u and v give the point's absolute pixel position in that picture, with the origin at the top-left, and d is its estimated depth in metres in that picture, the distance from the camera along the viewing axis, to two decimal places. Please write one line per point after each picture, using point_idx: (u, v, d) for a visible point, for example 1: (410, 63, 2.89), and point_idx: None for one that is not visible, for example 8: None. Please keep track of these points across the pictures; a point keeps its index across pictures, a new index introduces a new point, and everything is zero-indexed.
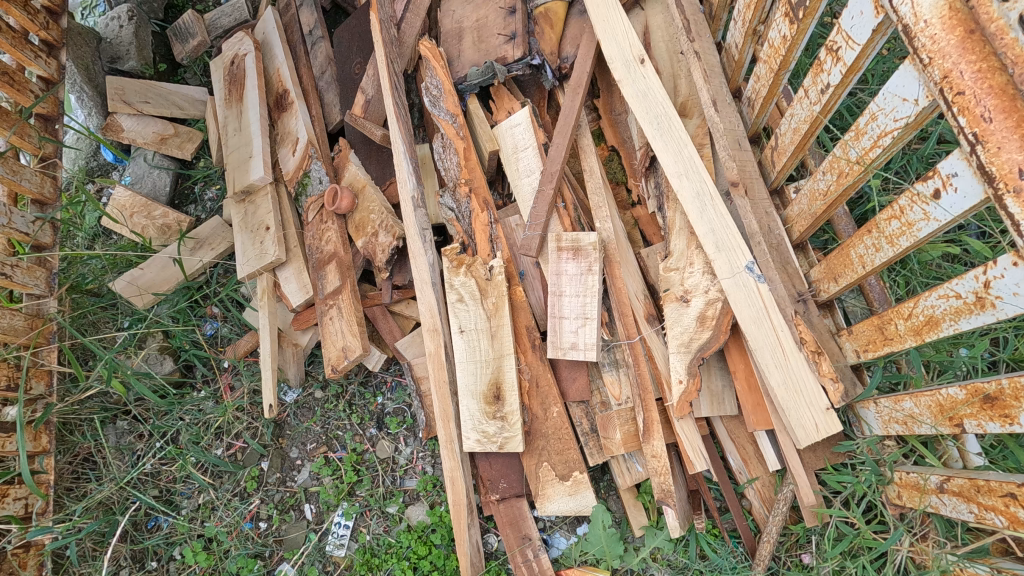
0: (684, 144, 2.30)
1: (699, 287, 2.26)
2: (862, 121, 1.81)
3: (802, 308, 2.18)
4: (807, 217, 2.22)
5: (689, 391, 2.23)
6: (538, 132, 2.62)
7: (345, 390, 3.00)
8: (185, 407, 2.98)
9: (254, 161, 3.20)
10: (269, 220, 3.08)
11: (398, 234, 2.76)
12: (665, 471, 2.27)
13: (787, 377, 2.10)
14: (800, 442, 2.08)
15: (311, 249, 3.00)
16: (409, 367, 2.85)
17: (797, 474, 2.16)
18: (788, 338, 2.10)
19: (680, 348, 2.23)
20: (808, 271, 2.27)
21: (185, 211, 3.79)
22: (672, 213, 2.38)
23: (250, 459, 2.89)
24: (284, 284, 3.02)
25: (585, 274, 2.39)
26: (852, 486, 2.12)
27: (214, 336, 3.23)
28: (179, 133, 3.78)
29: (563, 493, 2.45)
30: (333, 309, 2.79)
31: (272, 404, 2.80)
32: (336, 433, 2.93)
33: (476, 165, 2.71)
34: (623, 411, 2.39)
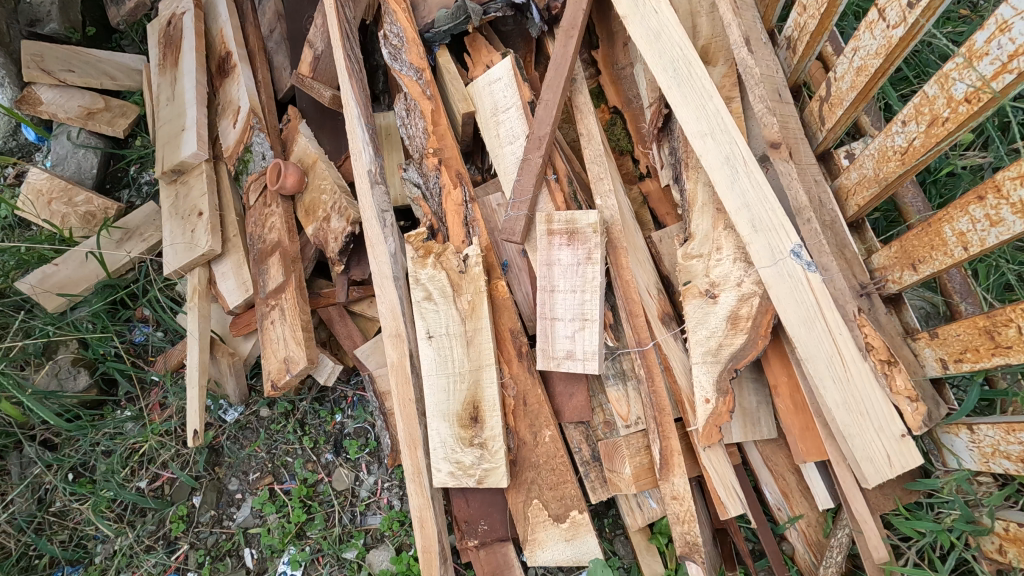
0: (708, 96, 1.79)
1: (730, 278, 1.77)
2: (978, 39, 1.28)
3: (866, 306, 1.69)
4: (875, 183, 1.64)
5: (719, 414, 1.73)
6: (523, 87, 2.10)
7: (295, 407, 2.50)
8: (101, 431, 2.48)
9: (187, 134, 2.67)
10: (203, 204, 2.56)
11: (352, 218, 2.25)
12: (690, 517, 1.77)
13: (849, 395, 1.61)
14: (868, 480, 1.60)
15: (252, 238, 2.49)
16: (372, 380, 2.35)
17: (862, 519, 1.68)
18: (849, 344, 1.61)
19: (707, 358, 1.74)
20: (868, 257, 1.77)
21: (118, 197, 3.25)
22: (692, 186, 1.88)
23: (179, 494, 2.39)
24: (220, 281, 2.50)
25: (582, 264, 1.89)
26: (934, 534, 1.63)
27: (144, 345, 2.73)
28: (111, 107, 3.25)
29: (559, 539, 1.94)
30: (275, 311, 2.28)
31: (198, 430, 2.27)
32: (284, 459, 2.43)
33: (446, 131, 2.19)
34: (634, 438, 1.92)
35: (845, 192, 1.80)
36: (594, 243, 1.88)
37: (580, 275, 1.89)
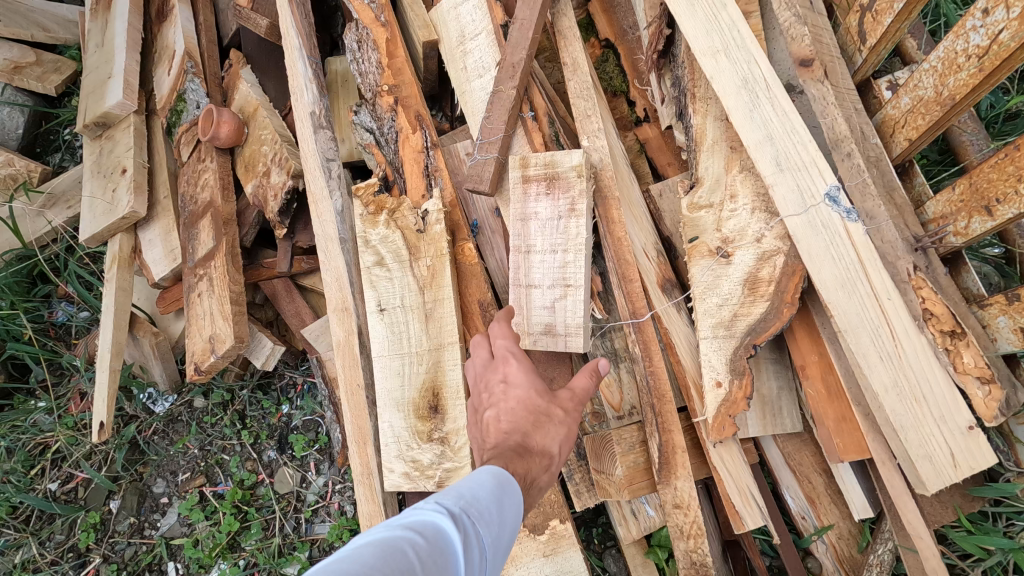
0: (722, 4, 1.44)
1: (747, 231, 1.40)
2: None
3: (922, 264, 1.33)
4: (940, 104, 1.28)
5: (733, 402, 1.37)
6: (496, 8, 1.74)
7: (234, 396, 2.15)
8: (7, 423, 2.12)
9: (113, 82, 2.31)
10: (127, 160, 2.19)
11: (294, 171, 1.89)
12: (696, 529, 1.42)
13: (901, 376, 1.25)
14: (926, 485, 1.24)
15: (183, 198, 2.13)
16: (321, 364, 2.00)
17: (914, 535, 1.33)
18: (901, 312, 1.26)
19: (718, 331, 1.39)
20: (920, 206, 1.42)
21: (49, 161, 2.90)
22: (699, 120, 1.52)
23: (95, 498, 2.04)
24: (146, 249, 2.14)
25: (564, 216, 1.53)
26: (1006, 553, 1.31)
27: (66, 326, 2.37)
28: (43, 62, 2.88)
29: (536, 554, 1.59)
30: (203, 281, 1.92)
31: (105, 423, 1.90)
32: (219, 458, 2.07)
33: (404, 65, 1.83)
34: (626, 430, 1.54)
35: (891, 125, 1.44)
36: (578, 191, 1.52)
37: (559, 230, 1.53)
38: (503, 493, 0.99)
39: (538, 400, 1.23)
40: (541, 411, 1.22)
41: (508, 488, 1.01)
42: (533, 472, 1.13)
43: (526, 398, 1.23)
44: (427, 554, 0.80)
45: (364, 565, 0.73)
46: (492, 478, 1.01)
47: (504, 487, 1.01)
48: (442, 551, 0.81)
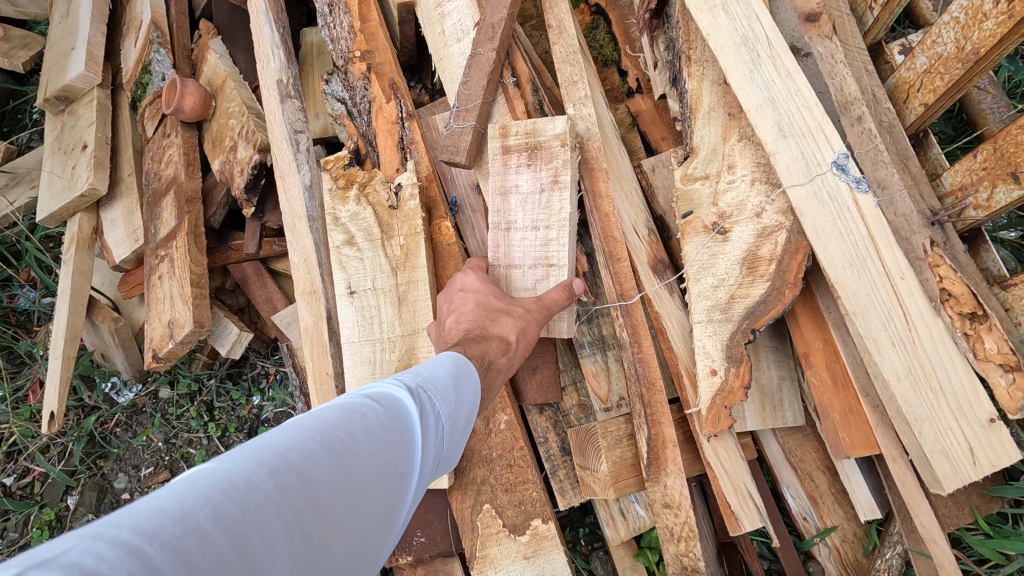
0: None
1: (746, 205, 1.28)
2: None
3: (940, 240, 1.20)
4: (961, 60, 1.16)
5: (730, 393, 1.24)
6: None
7: (201, 387, 2.03)
8: None
9: (76, 54, 2.18)
10: (88, 135, 2.06)
11: (261, 144, 1.77)
12: (689, 531, 1.30)
13: (917, 363, 1.13)
14: (944, 486, 1.10)
15: (147, 176, 2.00)
16: (292, 353, 1.88)
17: (930, 540, 1.20)
18: (915, 292, 1.14)
19: (713, 314, 1.26)
20: (937, 177, 1.30)
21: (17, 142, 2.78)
22: (695, 84, 1.39)
23: (52, 494, 1.92)
24: (108, 231, 2.02)
25: (547, 189, 1.40)
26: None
27: (27, 312, 2.26)
28: (12, 39, 2.75)
29: (516, 556, 1.47)
30: (164, 263, 1.80)
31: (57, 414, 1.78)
32: (184, 451, 1.96)
33: (378, 29, 1.70)
34: (613, 422, 1.43)
35: (905, 89, 1.31)
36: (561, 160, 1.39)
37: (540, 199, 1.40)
38: (462, 371, 0.99)
39: (496, 301, 1.27)
40: (497, 308, 1.26)
41: (467, 368, 1.01)
42: (490, 355, 1.14)
43: (483, 300, 1.28)
44: (387, 420, 0.78)
45: (328, 425, 0.71)
46: (452, 360, 1.01)
47: (463, 367, 1.00)
48: (401, 415, 0.80)
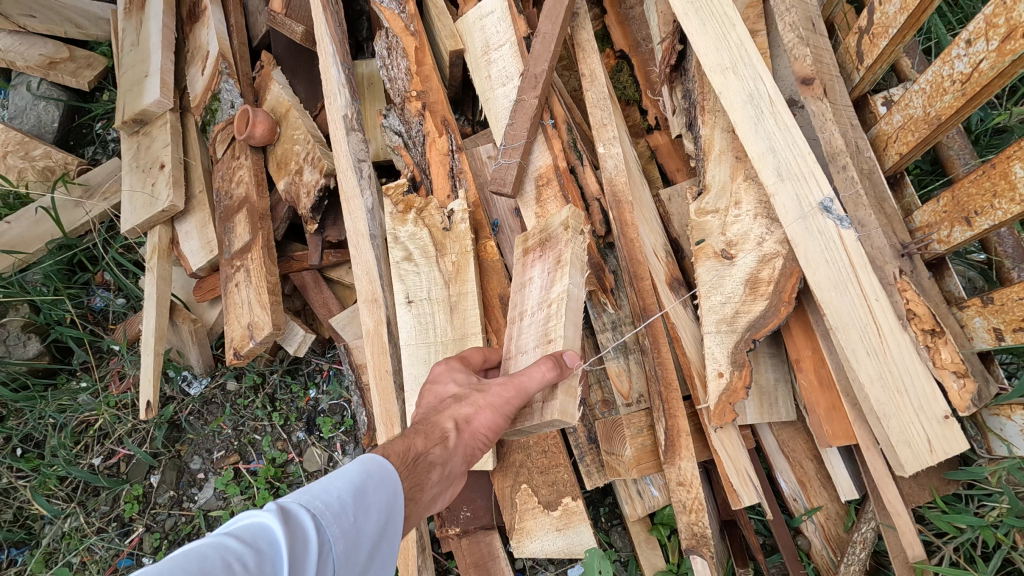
0: (730, 23, 1.55)
1: (750, 235, 1.53)
2: None
3: (908, 268, 1.46)
4: (927, 122, 1.40)
5: (734, 390, 1.50)
6: (518, 21, 1.86)
7: (265, 380, 2.29)
8: (52, 402, 2.26)
9: (150, 81, 2.43)
10: (165, 155, 2.32)
11: (327, 170, 2.02)
12: (698, 506, 1.56)
13: (886, 370, 1.38)
14: (905, 468, 1.37)
15: (218, 194, 2.26)
16: (347, 352, 2.14)
17: (894, 513, 1.48)
18: (887, 312, 1.39)
19: (721, 327, 1.51)
20: (908, 214, 1.55)
21: (82, 154, 3.00)
22: (708, 130, 1.65)
23: (136, 473, 2.19)
24: (183, 241, 2.28)
25: (555, 271, 1.46)
26: (976, 531, 1.43)
27: (104, 312, 2.51)
28: (76, 58, 3.00)
29: (549, 528, 1.74)
30: (240, 272, 2.06)
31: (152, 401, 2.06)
32: (251, 438, 2.22)
33: (432, 72, 1.94)
34: (636, 416, 1.68)
35: (884, 139, 1.56)
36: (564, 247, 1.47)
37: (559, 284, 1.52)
38: (373, 480, 1.02)
39: (451, 394, 1.28)
40: (449, 398, 1.27)
41: (385, 476, 1.04)
42: (417, 448, 1.14)
43: (436, 400, 1.29)
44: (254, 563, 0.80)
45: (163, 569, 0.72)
46: (368, 467, 1.03)
47: (375, 475, 1.03)
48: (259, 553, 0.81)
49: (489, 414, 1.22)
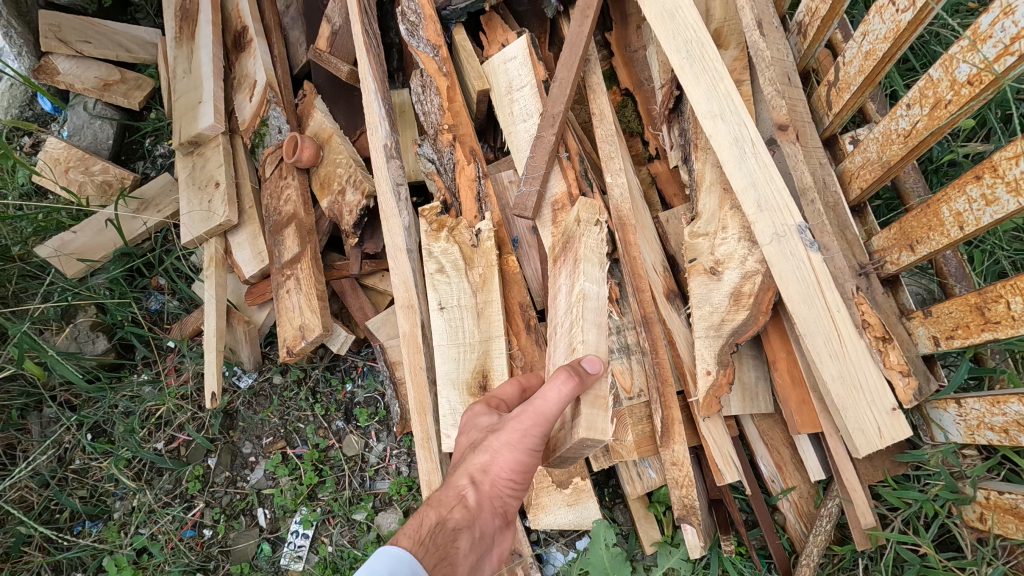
0: (719, 76, 1.83)
1: (734, 256, 1.82)
2: (985, 21, 1.26)
3: (863, 286, 1.76)
4: (878, 166, 1.70)
5: (719, 386, 1.79)
6: (537, 66, 2.14)
7: (307, 375, 2.58)
8: (119, 393, 2.56)
9: (204, 107, 2.71)
10: (219, 175, 2.61)
11: (368, 192, 2.31)
12: (688, 482, 1.85)
13: (845, 369, 1.66)
14: (858, 451, 1.66)
15: (268, 210, 2.54)
16: (382, 350, 2.43)
17: (850, 489, 1.77)
18: (847, 321, 1.67)
19: (709, 332, 1.80)
20: (868, 239, 1.84)
21: (133, 168, 3.30)
22: (700, 165, 1.93)
23: (195, 456, 2.48)
24: (236, 251, 2.56)
25: (575, 274, 1.69)
26: (919, 504, 1.71)
27: (160, 313, 2.80)
28: (127, 79, 3.27)
29: (561, 504, 2.03)
30: (290, 280, 2.36)
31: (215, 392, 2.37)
32: (296, 426, 2.51)
33: (461, 108, 2.23)
34: (637, 407, 1.95)
35: (849, 175, 1.85)
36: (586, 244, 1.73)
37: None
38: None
39: (471, 449, 1.57)
40: (469, 452, 1.57)
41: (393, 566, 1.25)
42: (444, 507, 1.44)
43: (461, 456, 1.58)
44: None
45: None
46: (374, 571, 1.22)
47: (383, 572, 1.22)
48: None
49: (504, 456, 1.48)
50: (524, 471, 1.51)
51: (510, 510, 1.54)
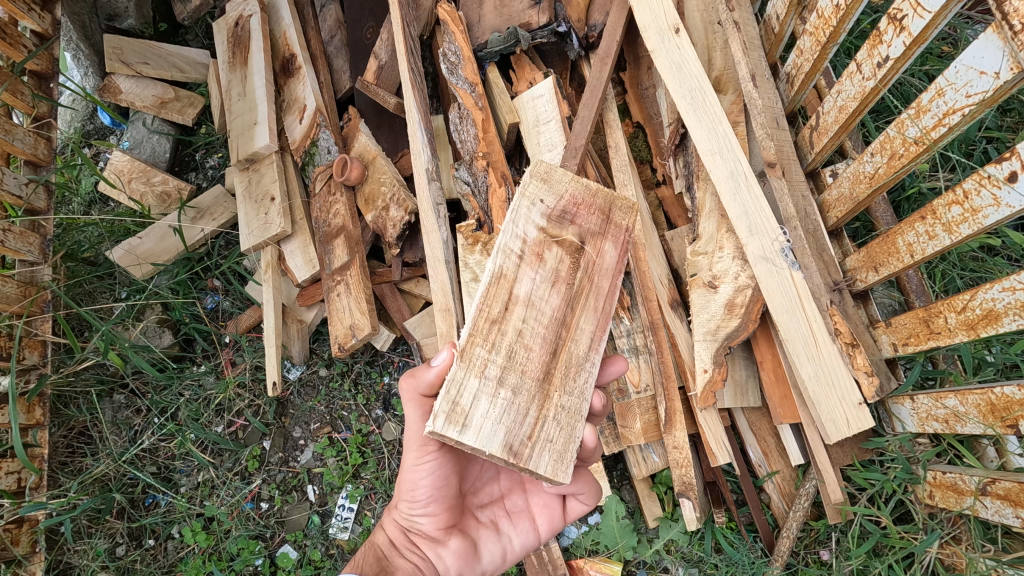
0: (718, 121, 2.15)
1: (729, 272, 2.14)
2: (925, 97, 1.60)
3: (837, 299, 2.10)
4: (849, 200, 2.05)
5: (714, 381, 2.12)
6: (562, 104, 2.48)
7: (350, 369, 2.89)
8: (184, 381, 2.88)
9: (259, 128, 2.96)
10: (274, 190, 2.93)
11: (411, 209, 2.62)
12: (687, 463, 2.18)
13: (820, 370, 1.99)
14: (829, 437, 1.98)
15: (317, 221, 2.84)
16: (419, 348, 2.75)
17: (823, 470, 2.09)
18: (822, 329, 2.00)
19: (706, 336, 2.12)
20: (843, 260, 2.17)
21: (186, 178, 3.64)
22: (701, 194, 2.26)
23: (252, 438, 2.82)
24: (289, 258, 2.88)
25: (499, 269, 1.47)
26: (881, 483, 2.05)
27: (215, 310, 3.11)
28: (180, 97, 3.52)
29: None
30: (341, 285, 2.71)
31: (276, 381, 2.74)
32: (341, 413, 2.84)
33: (494, 138, 2.53)
34: (644, 399, 2.26)
35: (827, 205, 2.19)
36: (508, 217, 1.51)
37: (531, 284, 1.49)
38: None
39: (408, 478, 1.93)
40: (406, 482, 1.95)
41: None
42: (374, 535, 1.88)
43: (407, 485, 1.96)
44: None
45: None
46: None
47: None
48: None
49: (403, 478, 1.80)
50: (419, 489, 1.76)
51: (432, 526, 1.82)
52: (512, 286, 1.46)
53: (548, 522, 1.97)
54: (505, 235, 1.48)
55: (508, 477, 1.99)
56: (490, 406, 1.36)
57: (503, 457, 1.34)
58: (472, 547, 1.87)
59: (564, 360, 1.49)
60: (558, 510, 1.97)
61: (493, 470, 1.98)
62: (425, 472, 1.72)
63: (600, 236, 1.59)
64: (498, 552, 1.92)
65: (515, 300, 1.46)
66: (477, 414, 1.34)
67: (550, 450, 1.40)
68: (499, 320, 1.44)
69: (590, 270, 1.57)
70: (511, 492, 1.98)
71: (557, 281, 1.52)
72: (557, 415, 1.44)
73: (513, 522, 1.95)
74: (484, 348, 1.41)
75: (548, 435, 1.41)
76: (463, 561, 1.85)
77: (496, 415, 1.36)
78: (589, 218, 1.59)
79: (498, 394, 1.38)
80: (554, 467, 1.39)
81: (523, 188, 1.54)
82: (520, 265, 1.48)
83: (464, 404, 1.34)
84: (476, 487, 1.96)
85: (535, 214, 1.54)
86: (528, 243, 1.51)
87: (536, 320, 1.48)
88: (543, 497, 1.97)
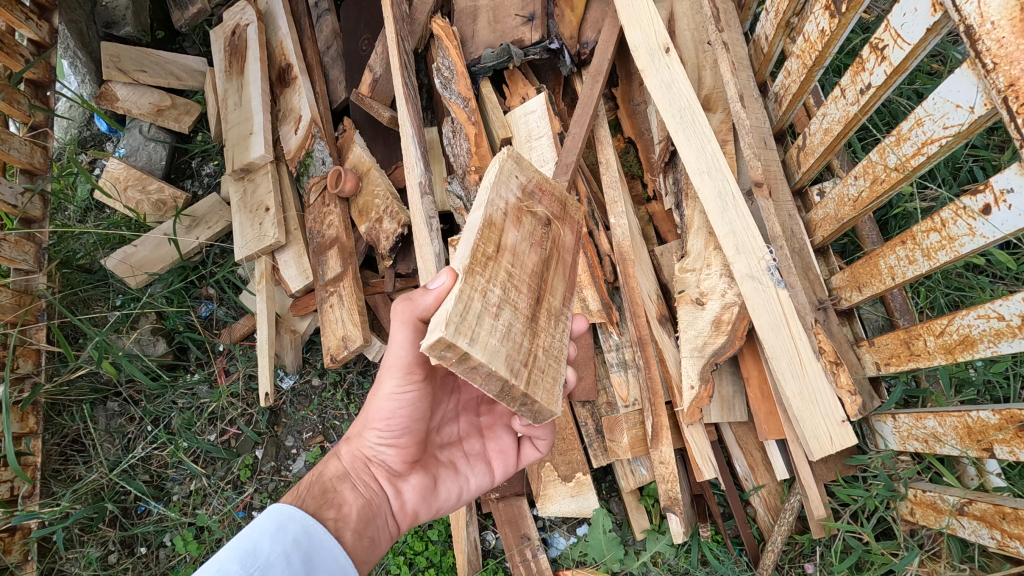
0: (707, 140, 2.18)
1: (716, 289, 2.16)
2: (904, 126, 1.64)
3: (822, 317, 2.13)
4: (833, 222, 2.09)
5: (700, 398, 2.14)
6: (554, 120, 2.50)
7: (343, 378, 2.92)
8: (178, 390, 2.92)
9: (255, 138, 2.97)
10: (269, 200, 2.94)
11: (403, 221, 2.63)
12: (673, 478, 2.20)
13: (803, 387, 2.01)
14: (813, 454, 2.00)
15: (311, 232, 2.86)
16: None
17: (807, 485, 2.12)
18: (806, 347, 2.02)
19: (693, 353, 2.14)
20: (829, 278, 2.21)
21: (182, 185, 3.63)
22: (690, 212, 2.28)
23: (244, 447, 2.85)
24: (283, 268, 2.91)
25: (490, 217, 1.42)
26: (863, 499, 2.08)
27: (210, 319, 3.14)
28: (177, 104, 3.54)
29: (566, 494, 2.36)
30: (334, 296, 2.74)
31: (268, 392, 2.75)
32: (333, 423, 2.85)
33: (487, 153, 2.55)
34: (631, 413, 2.29)
35: (814, 224, 2.22)
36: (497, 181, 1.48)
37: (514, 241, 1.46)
38: (269, 533, 1.50)
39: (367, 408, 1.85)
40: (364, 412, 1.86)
41: (281, 522, 1.54)
42: (326, 465, 1.79)
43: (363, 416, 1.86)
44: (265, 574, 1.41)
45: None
46: (260, 528, 1.51)
47: (272, 528, 1.51)
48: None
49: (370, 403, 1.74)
50: (392, 418, 1.71)
51: (393, 460, 1.78)
52: (500, 236, 1.42)
53: (503, 468, 1.99)
54: (494, 188, 1.44)
55: (468, 419, 1.98)
56: (493, 326, 1.31)
57: (511, 375, 1.29)
58: (430, 485, 1.86)
59: (547, 310, 1.51)
60: (513, 456, 2.00)
61: (457, 410, 1.96)
62: (403, 401, 1.68)
63: (562, 221, 1.66)
64: (455, 492, 1.92)
65: (504, 248, 1.43)
66: (484, 332, 1.29)
67: (544, 383, 1.40)
68: (492, 260, 1.39)
69: (558, 244, 1.62)
70: (470, 436, 1.98)
71: (535, 242, 1.53)
72: (546, 351, 1.45)
73: (471, 464, 1.95)
74: (483, 279, 1.35)
75: (540, 367, 1.41)
76: (420, 497, 1.84)
77: (499, 336, 1.32)
78: (553, 204, 1.64)
79: (497, 317, 1.33)
80: (549, 398, 1.39)
81: (503, 157, 1.50)
82: (506, 219, 1.46)
83: (471, 321, 1.27)
84: (441, 425, 1.92)
85: (514, 182, 1.51)
86: (510, 204, 1.48)
87: (522, 271, 1.46)
88: (500, 443, 1.99)
